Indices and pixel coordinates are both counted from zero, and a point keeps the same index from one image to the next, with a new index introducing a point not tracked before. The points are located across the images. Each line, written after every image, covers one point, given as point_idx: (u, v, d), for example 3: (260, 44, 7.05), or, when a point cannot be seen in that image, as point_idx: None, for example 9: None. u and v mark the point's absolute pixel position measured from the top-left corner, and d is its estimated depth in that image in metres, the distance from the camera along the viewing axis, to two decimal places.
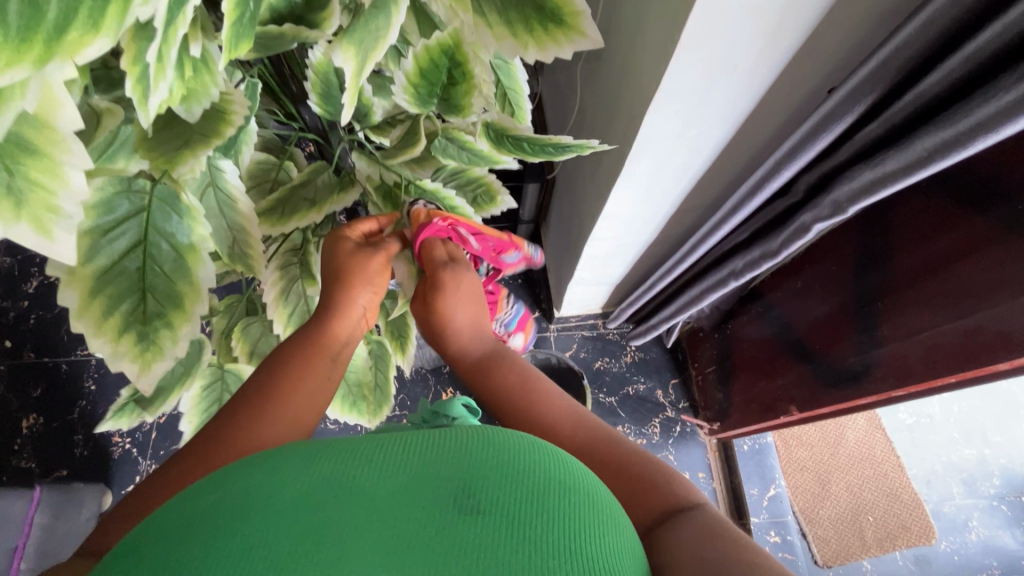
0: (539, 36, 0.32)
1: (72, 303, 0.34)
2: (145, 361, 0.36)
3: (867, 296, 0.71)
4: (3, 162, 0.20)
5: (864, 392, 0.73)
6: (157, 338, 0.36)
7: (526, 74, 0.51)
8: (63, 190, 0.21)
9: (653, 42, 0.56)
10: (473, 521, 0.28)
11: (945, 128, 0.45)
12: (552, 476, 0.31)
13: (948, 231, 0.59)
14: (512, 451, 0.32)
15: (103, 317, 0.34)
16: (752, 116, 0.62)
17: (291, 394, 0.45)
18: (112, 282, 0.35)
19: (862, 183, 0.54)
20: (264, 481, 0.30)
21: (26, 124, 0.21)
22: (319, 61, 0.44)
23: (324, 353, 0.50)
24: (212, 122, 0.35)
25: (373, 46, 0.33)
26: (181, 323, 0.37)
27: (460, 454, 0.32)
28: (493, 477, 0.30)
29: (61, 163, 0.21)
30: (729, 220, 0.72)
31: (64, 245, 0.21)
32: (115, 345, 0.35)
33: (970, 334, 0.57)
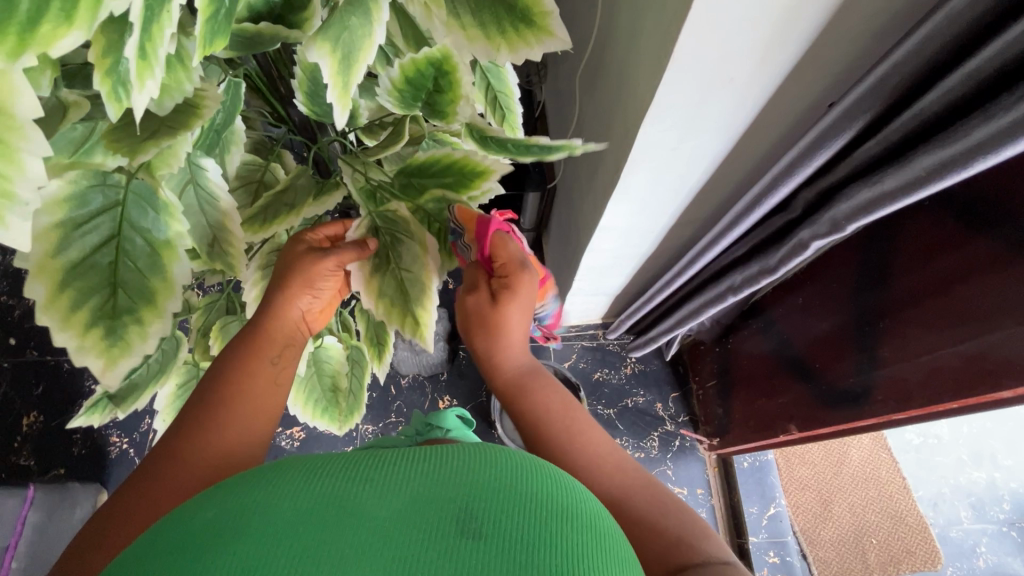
0: (511, 37, 0.32)
1: (38, 296, 0.32)
2: (110, 355, 0.34)
3: (868, 315, 0.69)
4: None
5: (865, 414, 0.71)
6: (125, 332, 0.34)
7: (516, 77, 0.51)
8: (18, 176, 0.20)
9: (649, 53, 0.55)
10: (473, 545, 0.26)
11: (942, 148, 0.43)
12: (547, 502, 0.29)
13: (953, 251, 0.57)
14: (504, 471, 0.30)
15: (70, 314, 0.33)
16: (751, 129, 0.60)
17: (239, 404, 0.44)
18: (80, 277, 0.33)
19: (862, 202, 0.52)
20: (243, 500, 0.29)
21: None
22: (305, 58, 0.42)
23: (260, 358, 0.47)
24: (182, 115, 0.34)
25: (362, 46, 0.33)
26: (152, 320, 0.35)
27: (439, 472, 0.30)
28: (480, 496, 0.28)
29: (17, 150, 0.20)
30: (728, 233, 0.70)
31: (17, 235, 0.20)
32: (81, 341, 0.33)
33: (971, 360, 0.55)
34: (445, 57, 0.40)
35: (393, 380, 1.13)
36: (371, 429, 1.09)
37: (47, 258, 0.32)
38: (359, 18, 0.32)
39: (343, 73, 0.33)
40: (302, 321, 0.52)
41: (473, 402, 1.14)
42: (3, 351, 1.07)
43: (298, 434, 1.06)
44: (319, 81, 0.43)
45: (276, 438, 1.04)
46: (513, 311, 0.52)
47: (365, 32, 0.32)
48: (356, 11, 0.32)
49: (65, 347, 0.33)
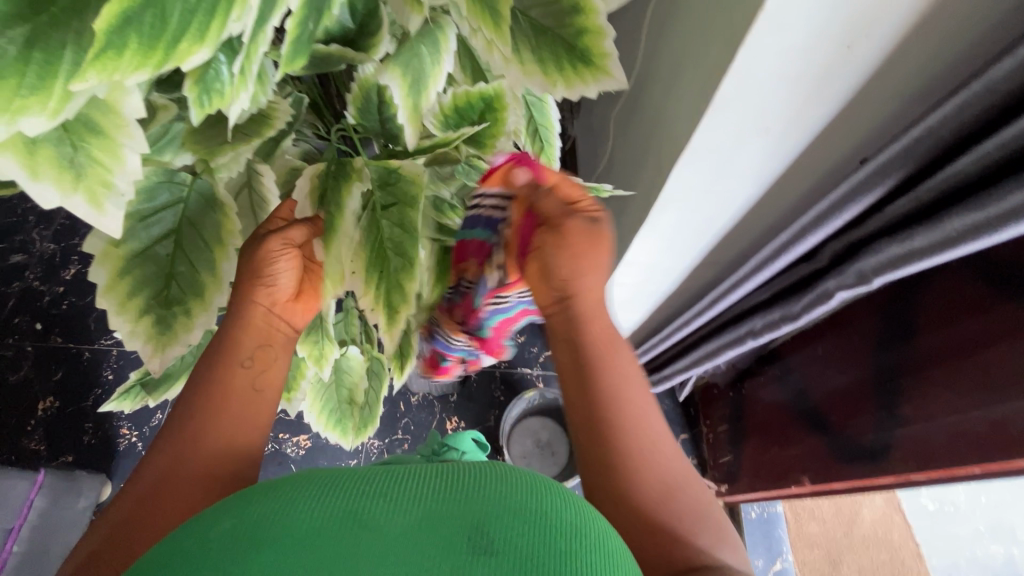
0: (567, 74, 0.34)
1: (99, 282, 0.35)
2: (158, 342, 0.36)
3: (890, 372, 0.69)
4: (70, 138, 0.21)
5: (882, 472, 0.69)
6: (173, 322, 0.37)
7: (557, 111, 0.53)
8: (118, 168, 0.22)
9: (687, 99, 0.57)
10: (486, 562, 0.26)
11: (975, 210, 0.44)
12: (570, 527, 0.29)
13: (980, 311, 0.57)
14: (522, 490, 0.30)
15: (126, 300, 0.35)
16: (780, 178, 0.62)
17: (227, 398, 0.42)
18: (140, 266, 0.36)
19: (890, 257, 0.53)
20: (272, 504, 0.29)
21: (94, 109, 0.22)
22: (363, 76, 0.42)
23: (231, 368, 0.43)
24: (256, 124, 0.38)
25: (420, 66, 0.35)
26: (198, 312, 0.38)
27: (450, 490, 0.30)
28: (500, 513, 0.28)
29: (120, 146, 0.22)
30: (752, 278, 0.71)
31: (111, 220, 0.22)
32: (133, 326, 0.36)
33: (996, 425, 0.54)
34: (496, 94, 0.42)
35: (403, 397, 1.14)
36: (377, 443, 1.09)
37: (112, 246, 0.35)
38: (429, 49, 0.36)
39: (412, 96, 0.35)
40: (274, 319, 0.46)
41: (480, 425, 1.14)
42: (28, 335, 1.09)
43: (304, 443, 1.06)
44: (373, 99, 0.43)
45: (282, 445, 1.05)
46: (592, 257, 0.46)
47: (433, 59, 0.36)
48: (425, 42, 0.36)
49: (120, 330, 0.36)
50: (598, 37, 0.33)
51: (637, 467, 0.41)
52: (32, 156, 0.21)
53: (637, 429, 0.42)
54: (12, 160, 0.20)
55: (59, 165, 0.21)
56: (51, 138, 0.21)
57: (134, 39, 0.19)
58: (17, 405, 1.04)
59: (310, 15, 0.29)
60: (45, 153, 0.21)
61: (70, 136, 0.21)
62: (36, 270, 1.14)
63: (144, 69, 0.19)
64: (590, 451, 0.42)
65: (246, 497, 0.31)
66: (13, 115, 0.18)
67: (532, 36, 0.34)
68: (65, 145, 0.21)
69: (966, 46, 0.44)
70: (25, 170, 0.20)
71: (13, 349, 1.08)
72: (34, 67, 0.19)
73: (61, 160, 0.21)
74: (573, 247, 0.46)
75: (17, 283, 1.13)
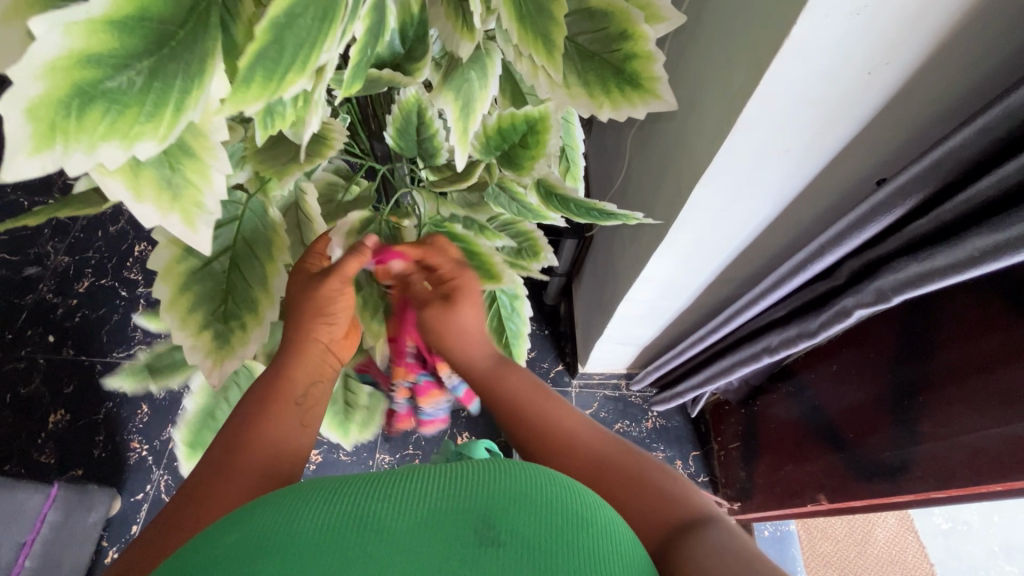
0: (614, 95, 0.35)
1: (163, 296, 0.37)
2: (218, 355, 0.39)
3: (907, 388, 0.69)
4: (167, 158, 0.23)
5: (902, 489, 0.69)
6: (230, 337, 0.39)
7: (582, 132, 0.54)
8: (207, 188, 0.23)
9: (708, 121, 0.59)
10: (498, 553, 0.27)
11: (998, 231, 0.45)
12: (578, 516, 0.30)
13: (996, 328, 0.58)
14: (534, 485, 0.31)
15: (186, 315, 0.38)
16: (798, 198, 0.63)
17: (277, 412, 0.47)
18: (199, 281, 0.38)
19: (909, 275, 0.54)
20: (283, 517, 0.29)
21: (188, 132, 0.23)
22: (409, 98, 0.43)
23: (285, 399, 0.48)
24: (318, 144, 0.40)
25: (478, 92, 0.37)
26: (252, 326, 0.40)
27: (465, 486, 0.30)
28: (512, 505, 0.29)
29: (208, 167, 0.24)
30: (768, 294, 0.72)
31: (201, 237, 0.23)
32: (195, 340, 0.38)
33: (1018, 442, 0.55)
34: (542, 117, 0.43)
35: None
36: (388, 459, 1.09)
37: (175, 262, 0.38)
38: (477, 74, 0.37)
39: (463, 118, 0.36)
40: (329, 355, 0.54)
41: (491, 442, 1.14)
42: (40, 348, 1.09)
43: (315, 457, 1.06)
44: (413, 121, 0.44)
45: None
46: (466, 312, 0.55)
47: (482, 83, 0.37)
48: (475, 68, 0.37)
49: (182, 344, 0.38)
50: (647, 63, 0.34)
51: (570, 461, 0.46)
52: (136, 176, 0.22)
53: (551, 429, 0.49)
54: (121, 182, 0.22)
55: (158, 185, 0.22)
56: (151, 159, 0.22)
57: (255, 71, 0.21)
58: (28, 417, 1.04)
59: (369, 41, 0.30)
60: (146, 174, 0.22)
61: (168, 158, 0.23)
62: (50, 283, 1.15)
63: (260, 97, 0.21)
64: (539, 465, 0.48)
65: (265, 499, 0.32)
66: (130, 140, 0.20)
67: (580, 61, 0.36)
68: (165, 167, 0.23)
69: (984, 72, 0.46)
70: (130, 192, 0.22)
71: (25, 361, 1.07)
72: (154, 95, 0.20)
73: (160, 182, 0.22)
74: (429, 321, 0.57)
75: (30, 295, 1.13)
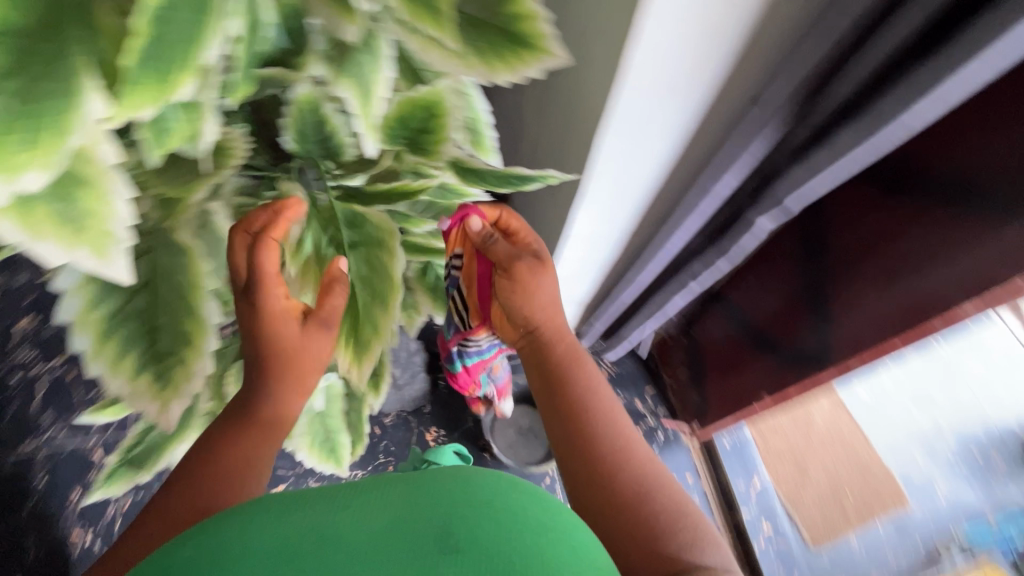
0: (508, 59, 0.36)
1: (88, 346, 0.42)
2: (162, 397, 0.43)
3: (815, 282, 0.78)
4: (63, 193, 0.27)
5: (827, 370, 0.78)
6: (169, 374, 0.43)
7: (487, 103, 0.47)
8: (112, 217, 0.27)
9: (597, 72, 0.61)
10: (454, 559, 0.31)
11: (860, 126, 0.51)
12: (532, 521, 0.35)
13: (876, 211, 0.66)
14: (492, 495, 0.36)
15: (116, 360, 0.42)
16: (693, 132, 0.67)
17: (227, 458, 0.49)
18: (122, 324, 0.43)
19: (799, 179, 0.60)
20: (259, 531, 0.34)
21: (77, 163, 0.27)
22: (303, 95, 0.41)
23: (240, 446, 0.51)
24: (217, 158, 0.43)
25: (375, 75, 0.36)
26: (190, 358, 0.44)
27: (432, 503, 0.35)
28: (470, 512, 0.34)
29: (107, 193, 0.28)
30: (683, 227, 0.77)
31: (118, 266, 0.27)
32: (133, 384, 0.43)
33: (908, 300, 0.64)
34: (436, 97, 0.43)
35: (378, 421, 1.12)
36: (361, 472, 1.07)
37: (90, 311, 0.42)
38: (368, 58, 0.36)
39: (366, 106, 0.36)
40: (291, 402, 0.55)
41: (460, 429, 1.15)
42: None
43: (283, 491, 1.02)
44: (310, 121, 0.43)
45: None
46: (548, 281, 0.64)
47: (374, 67, 0.36)
48: (363, 51, 0.36)
49: (121, 390, 0.43)
50: (531, 20, 0.34)
51: (614, 469, 0.54)
52: (32, 213, 0.26)
53: (607, 441, 0.56)
54: (16, 222, 0.26)
55: (55, 220, 0.27)
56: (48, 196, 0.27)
57: (148, 77, 0.26)
58: None
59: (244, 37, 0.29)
60: (42, 209, 0.27)
61: (61, 193, 0.27)
62: None
63: (150, 103, 0.26)
64: (578, 466, 0.55)
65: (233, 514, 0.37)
66: (15, 172, 0.24)
67: (467, 28, 0.36)
68: (59, 202, 0.27)
69: None
70: (27, 231, 0.26)
71: None
72: (34, 128, 0.24)
73: (59, 220, 0.27)
74: (520, 283, 0.62)
75: None
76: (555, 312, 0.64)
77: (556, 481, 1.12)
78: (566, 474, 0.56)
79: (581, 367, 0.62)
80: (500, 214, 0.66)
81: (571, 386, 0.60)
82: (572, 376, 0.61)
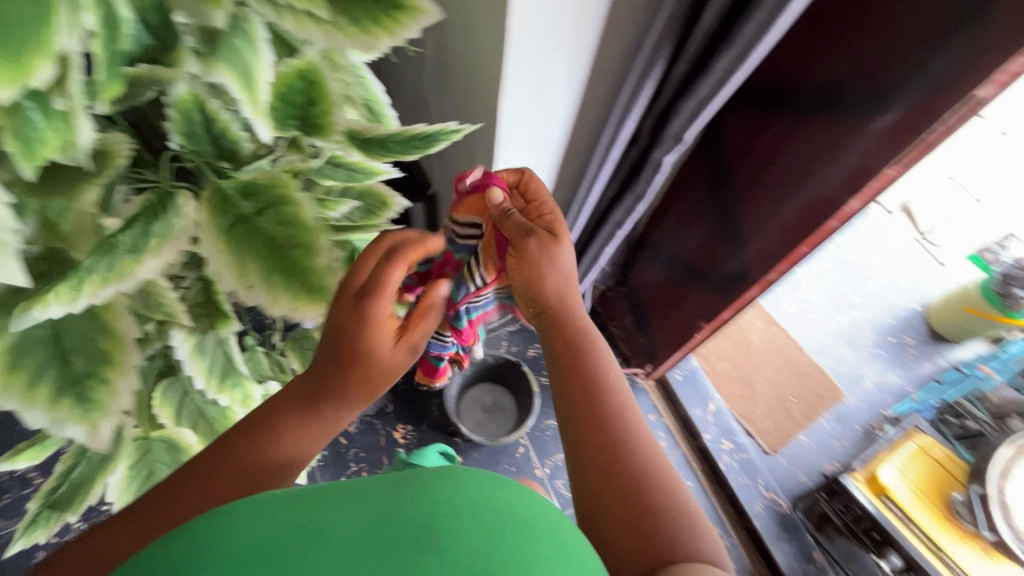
0: (386, 24, 0.34)
1: None
2: (89, 419, 0.41)
3: (725, 210, 0.84)
4: None
5: (749, 287, 0.84)
6: (93, 396, 0.41)
7: (381, 84, 0.54)
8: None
9: (486, 37, 0.62)
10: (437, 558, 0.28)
11: (730, 51, 0.55)
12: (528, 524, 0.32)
13: (766, 130, 0.72)
14: (491, 496, 0.33)
15: (30, 391, 0.40)
16: (587, 88, 0.69)
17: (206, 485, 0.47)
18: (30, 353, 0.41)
19: (689, 111, 0.64)
20: (237, 524, 0.31)
21: None
22: (183, 95, 0.40)
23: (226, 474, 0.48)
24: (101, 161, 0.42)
25: (254, 53, 0.35)
26: (115, 376, 0.42)
27: (425, 494, 0.32)
28: (463, 519, 0.31)
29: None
30: (597, 178, 0.80)
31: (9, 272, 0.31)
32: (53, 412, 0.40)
33: (804, 208, 0.69)
34: (313, 66, 0.42)
35: (343, 430, 1.11)
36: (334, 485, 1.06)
37: None
38: (243, 42, 0.35)
39: (247, 91, 0.35)
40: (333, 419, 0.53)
41: (427, 420, 1.16)
42: None
43: None
44: (196, 120, 0.41)
45: None
46: (560, 254, 0.62)
47: (252, 51, 0.35)
48: (236, 34, 0.35)
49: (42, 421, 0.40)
50: None
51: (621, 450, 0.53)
52: None
53: (619, 426, 0.55)
54: None
55: None
56: None
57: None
58: None
59: None
60: None
61: None
62: None
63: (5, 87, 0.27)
64: (583, 446, 0.54)
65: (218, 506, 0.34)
66: None
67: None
68: None
69: None
70: None
71: None
72: None
73: None
74: (529, 259, 0.61)
75: None
76: (567, 294, 0.63)
77: (530, 449, 1.15)
78: (565, 439, 0.56)
79: (593, 354, 0.61)
80: (521, 177, 0.66)
81: (584, 366, 0.59)
82: (588, 351, 0.61)
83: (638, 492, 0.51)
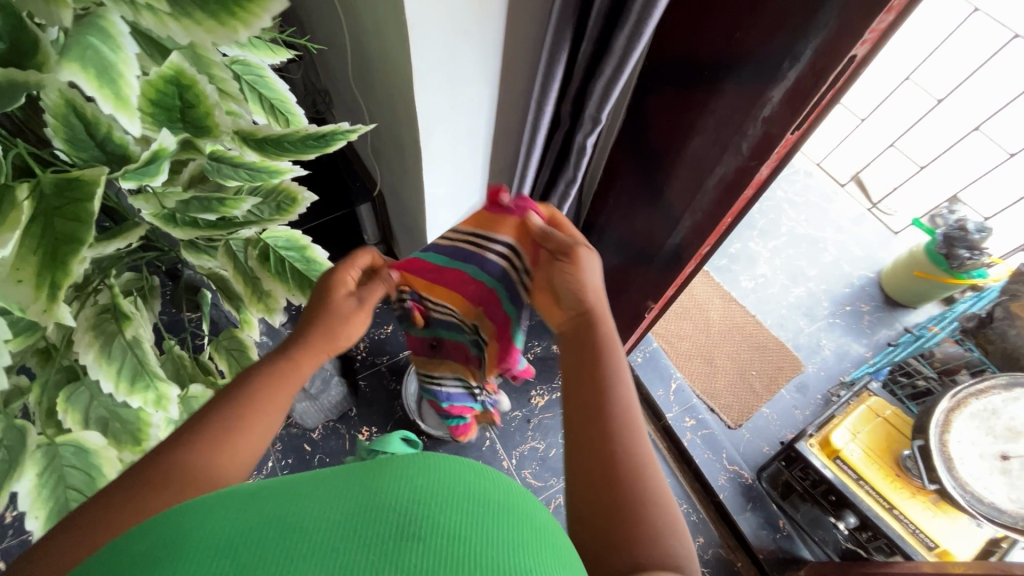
0: (239, 14, 0.35)
1: None
2: None
3: (655, 188, 0.85)
4: None
5: (686, 262, 0.86)
6: None
7: (286, 85, 0.55)
8: None
9: (390, 29, 0.62)
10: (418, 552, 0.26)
11: (627, 26, 0.56)
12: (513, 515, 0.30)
13: (681, 108, 0.72)
14: (473, 488, 0.31)
15: None
16: (503, 71, 0.71)
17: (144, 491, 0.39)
18: None
19: (600, 92, 0.64)
20: (199, 527, 0.28)
21: None
22: (54, 102, 0.39)
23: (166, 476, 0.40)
24: None
25: (114, 52, 0.35)
26: None
27: (404, 484, 0.30)
28: (445, 509, 0.28)
29: None
30: (529, 165, 0.81)
31: None
32: None
33: (725, 180, 0.71)
34: (178, 71, 0.41)
35: (307, 436, 1.11)
36: None
37: None
38: (100, 40, 0.35)
39: (105, 85, 0.33)
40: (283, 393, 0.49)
41: (392, 420, 1.16)
42: None
43: None
44: (77, 125, 0.40)
45: None
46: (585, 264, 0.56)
47: (111, 48, 0.35)
48: (92, 34, 0.35)
49: None
50: None
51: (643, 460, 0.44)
52: None
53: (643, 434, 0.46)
54: None
55: None
56: None
57: None
58: None
59: None
60: None
61: None
62: None
63: None
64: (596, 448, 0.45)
65: (189, 508, 0.31)
66: None
67: None
68: None
69: None
70: None
71: None
72: None
73: None
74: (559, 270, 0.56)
75: None
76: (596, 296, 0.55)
77: (496, 441, 1.16)
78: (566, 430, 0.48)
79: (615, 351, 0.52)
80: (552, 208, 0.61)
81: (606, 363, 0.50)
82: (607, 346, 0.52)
83: (634, 497, 0.42)
